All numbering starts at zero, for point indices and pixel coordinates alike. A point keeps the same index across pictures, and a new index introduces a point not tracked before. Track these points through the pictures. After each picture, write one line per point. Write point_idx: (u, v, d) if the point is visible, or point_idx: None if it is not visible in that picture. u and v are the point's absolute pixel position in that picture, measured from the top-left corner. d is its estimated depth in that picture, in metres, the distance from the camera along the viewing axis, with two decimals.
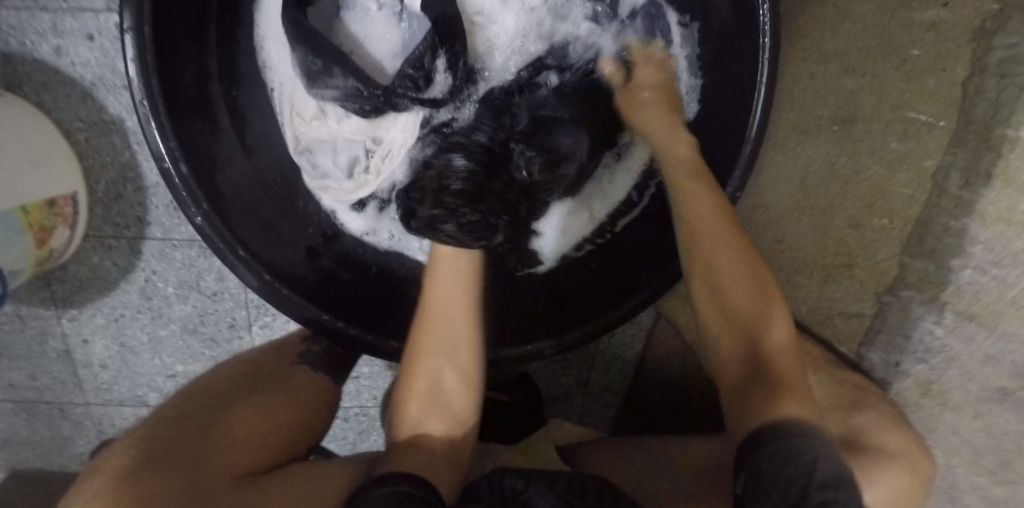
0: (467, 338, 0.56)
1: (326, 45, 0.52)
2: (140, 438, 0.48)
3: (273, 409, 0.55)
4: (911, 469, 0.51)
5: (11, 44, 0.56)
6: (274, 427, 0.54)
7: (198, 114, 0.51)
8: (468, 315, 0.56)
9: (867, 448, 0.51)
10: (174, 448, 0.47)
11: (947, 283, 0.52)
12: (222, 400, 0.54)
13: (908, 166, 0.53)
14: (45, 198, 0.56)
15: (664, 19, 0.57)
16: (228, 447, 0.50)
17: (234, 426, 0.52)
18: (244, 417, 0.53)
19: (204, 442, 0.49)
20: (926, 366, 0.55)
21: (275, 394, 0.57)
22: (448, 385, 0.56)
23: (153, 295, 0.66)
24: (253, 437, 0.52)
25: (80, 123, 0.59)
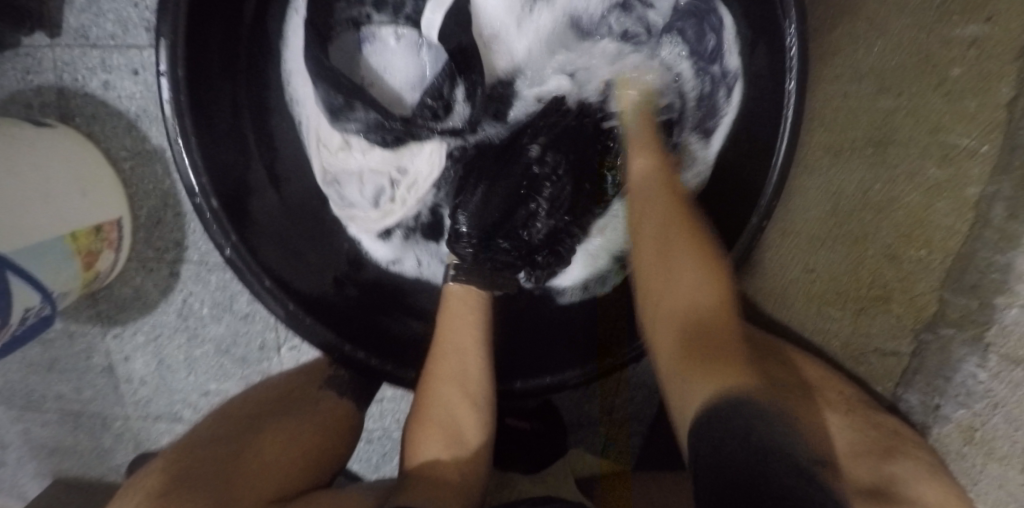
0: (477, 372, 0.55)
1: (345, 82, 0.55)
2: (175, 460, 0.50)
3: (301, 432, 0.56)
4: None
5: (65, 80, 0.62)
6: (300, 449, 0.55)
7: (229, 152, 0.54)
8: (479, 351, 0.56)
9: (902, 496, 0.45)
10: (208, 467, 0.49)
11: (991, 322, 0.48)
12: (252, 422, 0.55)
13: (949, 194, 0.51)
14: (93, 224, 0.60)
15: (714, 14, 0.54)
16: (258, 468, 0.51)
17: (266, 446, 0.53)
18: (275, 438, 0.54)
19: (234, 460, 0.50)
20: (970, 412, 0.50)
21: (306, 417, 0.57)
22: (457, 415, 0.55)
23: (189, 315, 0.70)
24: (283, 460, 0.53)
25: (125, 152, 0.64)
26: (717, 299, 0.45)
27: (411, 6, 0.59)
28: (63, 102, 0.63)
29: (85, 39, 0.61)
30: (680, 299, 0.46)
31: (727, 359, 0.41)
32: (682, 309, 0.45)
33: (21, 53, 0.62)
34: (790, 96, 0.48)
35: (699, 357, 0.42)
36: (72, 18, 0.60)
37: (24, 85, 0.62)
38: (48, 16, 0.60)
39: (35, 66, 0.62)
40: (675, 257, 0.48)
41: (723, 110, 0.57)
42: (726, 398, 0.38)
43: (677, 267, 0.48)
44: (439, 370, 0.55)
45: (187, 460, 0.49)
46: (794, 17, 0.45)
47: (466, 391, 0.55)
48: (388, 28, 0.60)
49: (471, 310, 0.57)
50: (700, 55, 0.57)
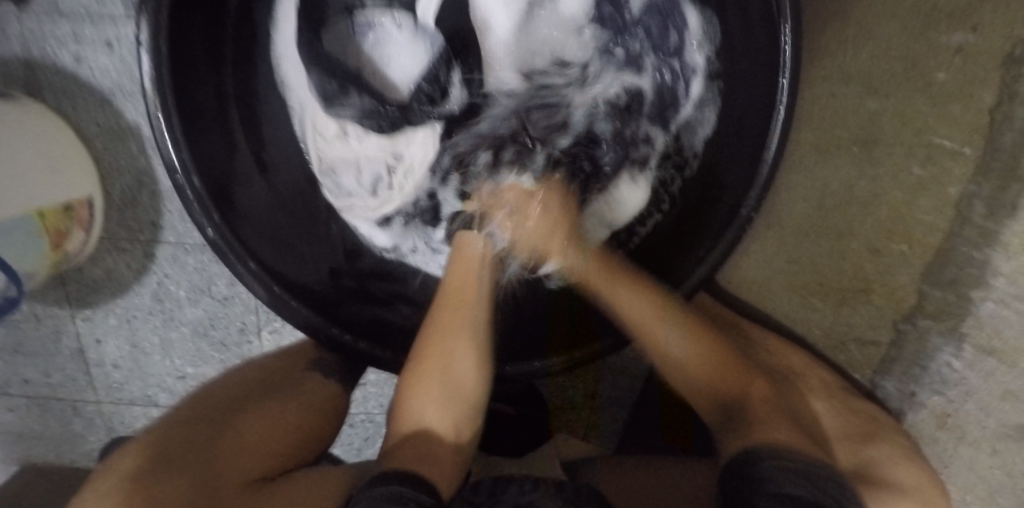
0: (477, 335, 0.58)
1: (340, 68, 0.55)
2: (151, 444, 0.48)
3: (281, 416, 0.54)
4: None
5: (33, 51, 0.58)
6: (282, 430, 0.53)
7: (216, 132, 0.51)
8: (478, 313, 0.58)
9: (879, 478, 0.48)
10: (187, 454, 0.47)
11: (967, 316, 0.51)
12: (232, 405, 0.54)
13: (931, 191, 0.52)
14: (62, 202, 0.57)
15: (680, 12, 0.54)
16: (237, 454, 0.49)
17: (245, 429, 0.51)
18: (256, 421, 0.52)
19: (213, 445, 0.48)
20: (943, 398, 0.54)
21: (286, 398, 0.56)
22: (455, 377, 0.57)
23: (166, 298, 0.67)
24: (264, 443, 0.51)
25: (97, 128, 0.60)
26: (703, 353, 0.55)
27: None
28: (28, 73, 0.58)
29: (55, 9, 0.56)
30: (681, 369, 0.56)
31: (755, 419, 0.50)
32: (701, 386, 0.56)
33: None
34: (781, 94, 0.46)
35: (721, 412, 0.53)
36: None
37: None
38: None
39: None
40: (658, 331, 0.55)
41: (683, 104, 0.57)
42: (749, 453, 0.45)
43: (657, 329, 0.55)
44: (440, 331, 0.57)
45: (164, 445, 0.47)
46: (789, 20, 0.44)
47: (466, 352, 0.57)
48: (385, 14, 0.58)
49: (479, 269, 0.59)
50: (668, 51, 0.56)
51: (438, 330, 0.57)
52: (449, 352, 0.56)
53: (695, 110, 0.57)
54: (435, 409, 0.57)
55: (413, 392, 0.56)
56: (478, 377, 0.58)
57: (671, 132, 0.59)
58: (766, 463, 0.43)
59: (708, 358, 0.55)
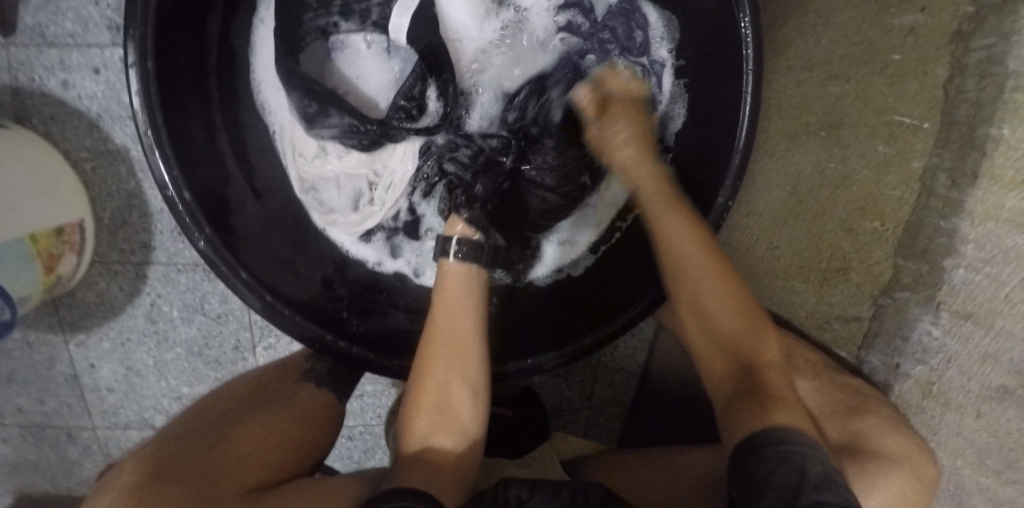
0: (474, 356, 0.56)
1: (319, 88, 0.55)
2: (145, 461, 0.48)
3: (276, 427, 0.54)
4: (917, 472, 0.49)
5: (21, 80, 0.60)
6: (279, 441, 0.53)
7: (205, 154, 0.53)
8: (475, 332, 0.56)
9: (867, 453, 0.49)
10: (184, 466, 0.47)
11: (940, 283, 0.52)
12: (226, 418, 0.54)
13: (896, 167, 0.54)
14: (53, 226, 0.58)
15: (641, 13, 0.58)
16: (233, 466, 0.49)
17: (240, 441, 0.51)
18: (252, 432, 0.53)
19: (210, 459, 0.48)
20: (926, 367, 0.54)
21: (282, 410, 0.56)
22: (452, 401, 0.56)
23: (159, 318, 0.67)
24: (261, 452, 0.52)
25: (86, 153, 0.62)
26: (737, 313, 0.48)
27: (378, 13, 0.59)
28: (18, 101, 0.60)
29: (43, 38, 0.58)
30: (703, 323, 0.49)
31: (765, 402, 0.43)
32: (717, 348, 0.47)
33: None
34: (748, 85, 0.50)
35: (742, 380, 0.45)
36: (27, 16, 0.58)
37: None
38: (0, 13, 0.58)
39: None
40: (703, 288, 0.48)
41: (659, 98, 0.59)
42: (756, 436, 0.39)
43: (705, 293, 0.48)
44: (435, 359, 0.55)
45: (160, 459, 0.47)
46: (747, 8, 0.47)
47: (462, 373, 0.56)
48: (358, 35, 0.60)
49: (472, 289, 0.56)
50: (636, 49, 0.59)
51: (434, 358, 0.55)
52: (446, 378, 0.55)
53: (670, 103, 0.59)
54: (441, 434, 0.56)
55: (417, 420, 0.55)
56: (478, 398, 0.56)
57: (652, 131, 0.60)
58: (775, 448, 0.38)
59: (746, 321, 0.48)
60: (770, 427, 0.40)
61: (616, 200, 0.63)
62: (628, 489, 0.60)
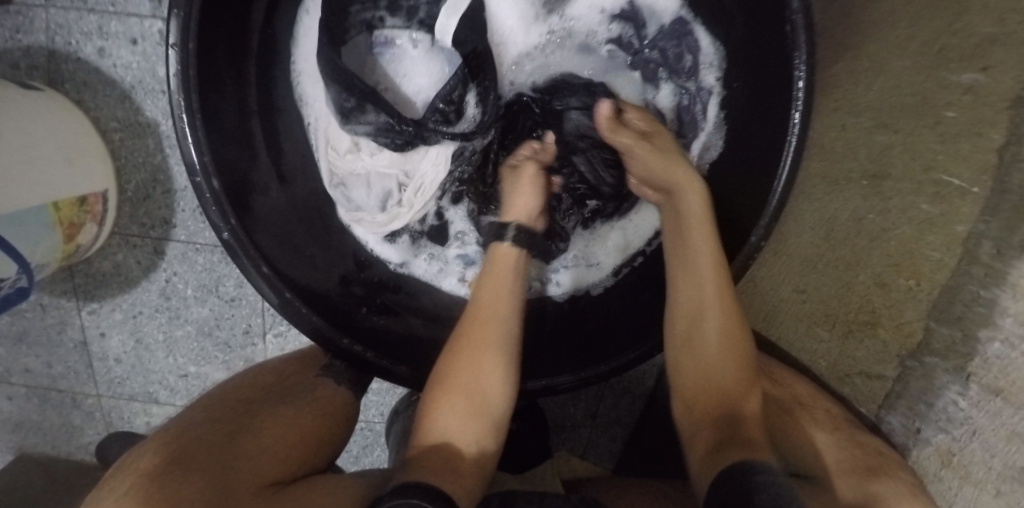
0: (509, 343, 0.54)
1: (360, 84, 0.54)
2: (167, 447, 0.46)
3: (297, 422, 0.52)
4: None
5: (57, 42, 0.59)
6: (296, 435, 0.51)
7: (238, 140, 0.52)
8: (510, 317, 0.55)
9: None
10: (201, 454, 0.45)
11: (974, 354, 0.49)
12: (247, 410, 0.52)
13: (939, 230, 0.52)
14: (77, 195, 0.57)
15: (693, 35, 0.57)
16: (255, 456, 0.47)
17: (261, 434, 0.49)
18: (272, 425, 0.50)
19: (232, 452, 0.46)
20: (948, 437, 0.50)
21: (302, 404, 0.54)
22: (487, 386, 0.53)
23: (173, 296, 0.67)
24: (277, 445, 0.49)
25: (116, 124, 0.61)
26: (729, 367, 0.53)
27: (425, 12, 0.58)
28: (52, 66, 0.59)
29: (83, 2, 0.58)
30: (703, 373, 0.53)
31: (741, 442, 0.47)
32: (698, 390, 0.53)
33: (10, 10, 0.58)
34: (794, 128, 0.48)
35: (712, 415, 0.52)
36: None
37: (8, 43, 0.59)
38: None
39: (24, 26, 0.58)
40: (705, 336, 0.52)
41: (702, 125, 0.60)
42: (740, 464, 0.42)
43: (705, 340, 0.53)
44: (476, 334, 0.54)
45: (177, 445, 0.45)
46: (802, 50, 0.46)
47: (499, 355, 0.53)
48: (404, 33, 0.58)
49: (515, 272, 0.56)
50: (684, 74, 0.59)
51: (474, 333, 0.54)
52: (480, 357, 0.53)
53: (712, 130, 0.59)
54: (467, 422, 0.52)
55: (441, 402, 0.52)
56: (507, 385, 0.54)
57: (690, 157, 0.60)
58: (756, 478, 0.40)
59: (729, 367, 0.53)
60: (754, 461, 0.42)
61: (642, 223, 0.63)
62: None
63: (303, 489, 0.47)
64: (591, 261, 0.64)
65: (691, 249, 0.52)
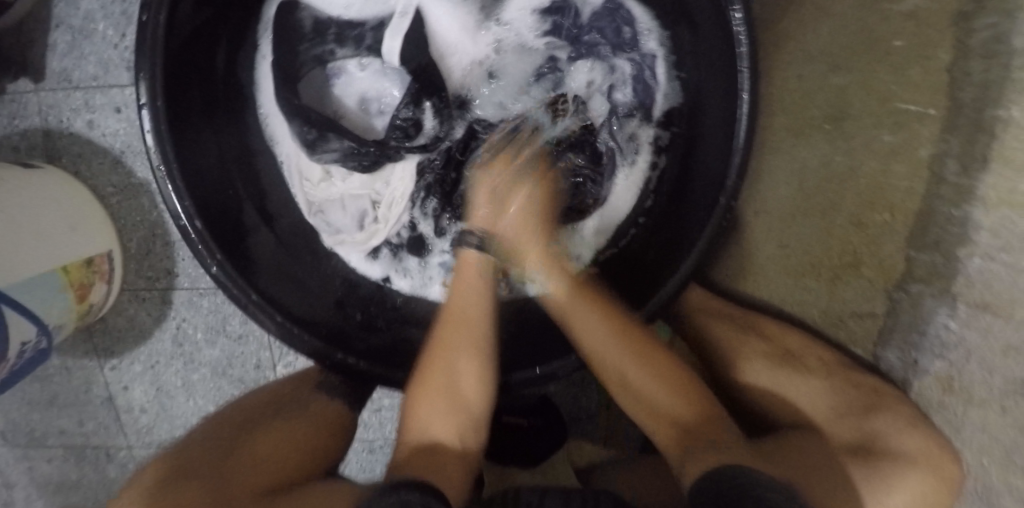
0: (488, 342, 0.56)
1: (316, 116, 0.59)
2: (169, 463, 0.47)
3: (294, 432, 0.51)
4: (935, 472, 0.45)
5: (51, 121, 0.64)
6: (296, 446, 0.51)
7: (220, 191, 0.57)
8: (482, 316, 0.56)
9: (882, 453, 0.46)
10: (201, 468, 0.45)
11: (955, 276, 0.48)
12: (245, 424, 0.51)
13: (903, 156, 0.52)
14: (85, 257, 0.60)
15: (625, 8, 0.62)
16: (252, 469, 0.47)
17: (258, 446, 0.49)
18: (267, 439, 0.50)
19: (228, 464, 0.46)
20: (946, 363, 0.49)
21: (295, 418, 0.53)
22: (465, 388, 0.54)
23: (184, 341, 0.70)
24: (273, 464, 0.48)
25: (112, 188, 0.65)
26: (680, 396, 0.53)
27: (371, 38, 0.62)
28: (49, 142, 0.64)
29: (69, 82, 0.63)
30: (632, 389, 0.54)
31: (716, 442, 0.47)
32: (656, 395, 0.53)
33: (6, 99, 0.64)
34: (744, 86, 0.50)
35: (685, 436, 0.50)
36: (55, 63, 0.63)
37: (11, 131, 0.64)
38: (36, 66, 0.63)
39: (21, 111, 0.64)
40: (613, 360, 0.54)
41: (656, 88, 0.63)
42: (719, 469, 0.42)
43: (611, 361, 0.54)
44: (451, 339, 0.55)
45: (178, 468, 0.45)
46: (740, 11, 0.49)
47: (478, 358, 0.55)
48: (352, 60, 0.62)
49: (483, 280, 0.57)
50: (626, 46, 0.63)
51: (450, 338, 0.55)
52: (457, 363, 0.54)
53: (667, 94, 0.63)
54: (448, 422, 0.54)
55: (420, 406, 0.54)
56: (485, 384, 0.55)
57: (652, 126, 0.64)
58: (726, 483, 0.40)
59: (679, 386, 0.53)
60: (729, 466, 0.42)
61: (625, 189, 0.64)
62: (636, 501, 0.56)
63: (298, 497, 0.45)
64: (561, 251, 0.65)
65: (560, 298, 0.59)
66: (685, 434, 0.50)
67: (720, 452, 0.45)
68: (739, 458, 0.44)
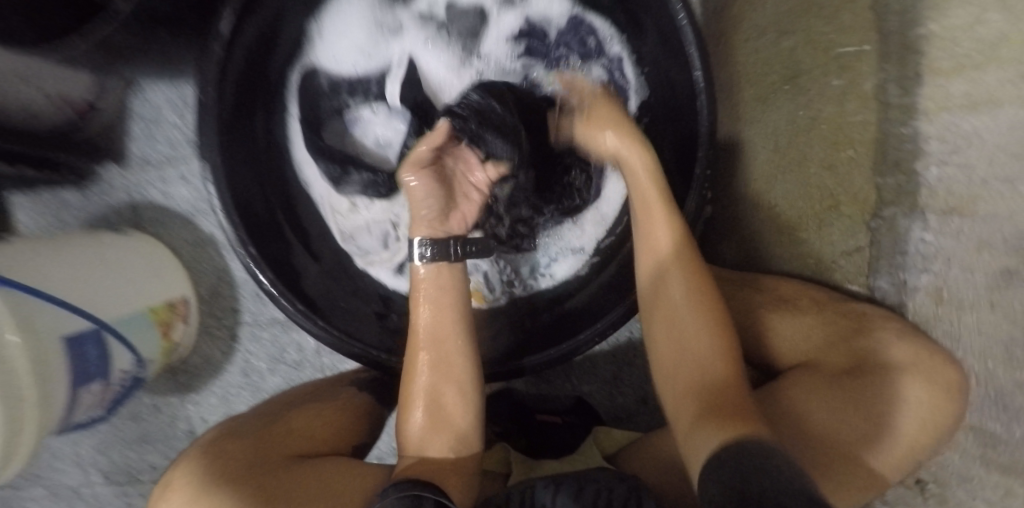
0: (463, 357, 0.57)
1: (338, 155, 0.71)
2: (226, 426, 0.55)
3: (327, 413, 0.58)
4: (926, 376, 0.47)
5: (135, 196, 0.76)
6: (328, 424, 0.57)
7: (274, 236, 0.67)
8: (459, 332, 0.57)
9: (876, 364, 0.50)
10: (245, 432, 0.53)
11: (919, 189, 0.49)
12: (288, 404, 0.59)
13: (852, 95, 0.55)
14: (166, 300, 0.71)
15: (586, 22, 0.69)
16: (286, 437, 0.53)
17: (294, 419, 0.56)
18: (304, 415, 0.57)
19: (266, 432, 0.53)
20: (931, 275, 0.49)
21: (329, 403, 0.60)
22: (446, 401, 0.56)
23: (251, 372, 0.80)
24: (305, 438, 0.55)
25: (186, 243, 0.77)
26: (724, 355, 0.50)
27: (376, 87, 0.71)
28: (135, 214, 0.76)
29: (146, 163, 0.75)
30: (679, 346, 0.52)
31: (741, 412, 0.44)
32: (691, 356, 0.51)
33: (97, 184, 0.75)
34: (696, 65, 0.59)
35: (706, 402, 0.47)
36: (134, 148, 0.75)
37: (103, 209, 0.75)
38: (118, 152, 0.75)
39: (110, 191, 0.75)
40: (680, 308, 0.52)
41: (628, 85, 0.70)
42: (741, 444, 0.40)
43: (682, 317, 0.52)
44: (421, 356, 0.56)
45: (228, 429, 0.54)
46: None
47: (452, 374, 0.56)
48: (365, 108, 0.72)
49: (444, 288, 0.57)
50: (592, 53, 0.70)
51: (417, 356, 0.56)
52: (434, 379, 0.56)
53: (636, 89, 0.69)
54: (437, 436, 0.56)
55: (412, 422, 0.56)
56: (467, 398, 0.57)
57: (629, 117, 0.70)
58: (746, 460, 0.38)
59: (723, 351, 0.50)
60: (749, 442, 0.40)
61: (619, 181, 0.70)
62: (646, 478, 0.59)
63: (320, 462, 0.51)
64: (564, 244, 0.72)
65: (651, 237, 0.56)
66: (708, 399, 0.47)
67: (743, 427, 0.42)
68: (761, 432, 0.41)
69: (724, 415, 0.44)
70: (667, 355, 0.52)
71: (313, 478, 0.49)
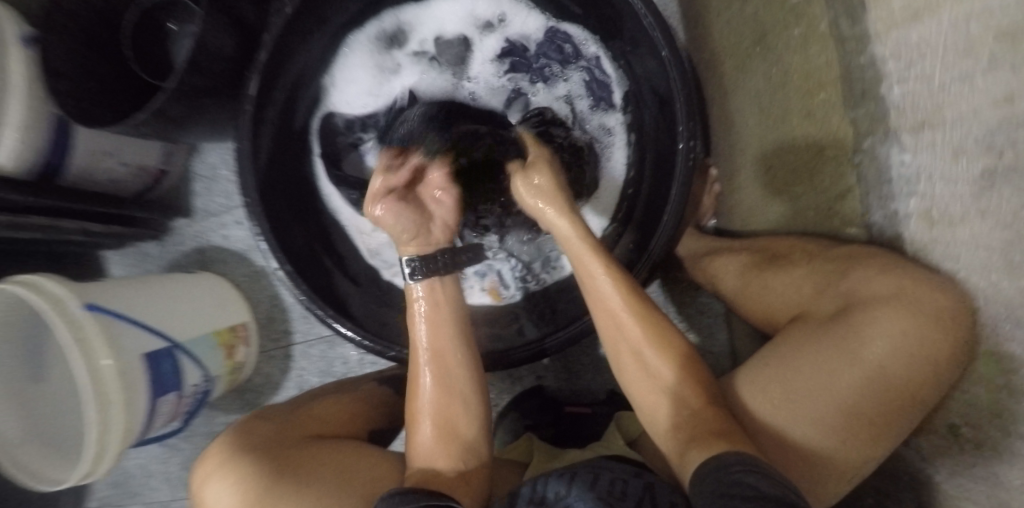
0: (461, 366, 0.59)
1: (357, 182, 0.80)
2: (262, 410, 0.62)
3: (349, 404, 0.64)
4: (910, 306, 0.45)
5: (201, 241, 0.89)
6: (351, 413, 0.63)
7: (310, 260, 0.76)
8: (457, 345, 0.60)
9: (858, 306, 0.48)
10: (276, 416, 0.60)
11: (887, 113, 0.46)
12: (316, 396, 0.65)
13: (811, 40, 0.51)
14: (228, 325, 0.81)
15: (562, 30, 0.75)
16: (311, 423, 0.60)
17: (321, 407, 0.63)
18: (329, 405, 0.63)
19: (293, 416, 0.60)
20: (921, 197, 0.46)
21: (354, 395, 0.66)
22: (451, 411, 0.58)
23: (305, 386, 0.88)
24: (327, 424, 0.61)
25: (244, 276, 0.89)
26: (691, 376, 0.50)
27: (384, 119, 0.79)
28: (202, 257, 0.89)
29: (207, 212, 0.89)
30: (650, 377, 0.51)
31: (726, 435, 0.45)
32: (667, 380, 0.50)
33: (171, 235, 0.90)
34: (663, 47, 0.61)
35: (694, 427, 0.47)
36: (197, 201, 0.89)
37: (177, 255, 0.90)
38: (185, 206, 0.89)
39: (181, 240, 0.90)
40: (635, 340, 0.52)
41: (608, 81, 0.74)
42: (726, 464, 0.40)
43: (643, 350, 0.51)
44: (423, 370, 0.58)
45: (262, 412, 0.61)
46: None
47: (452, 382, 0.58)
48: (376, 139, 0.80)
49: (437, 302, 0.61)
50: (570, 58, 0.75)
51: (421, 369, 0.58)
52: (437, 390, 0.58)
53: (617, 82, 0.74)
54: (445, 450, 0.56)
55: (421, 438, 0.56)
56: (469, 405, 0.58)
57: (614, 111, 0.74)
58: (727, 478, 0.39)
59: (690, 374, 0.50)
60: (729, 459, 0.41)
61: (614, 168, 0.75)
62: (659, 474, 0.56)
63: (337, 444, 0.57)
64: None
65: (594, 287, 0.55)
66: (693, 423, 0.47)
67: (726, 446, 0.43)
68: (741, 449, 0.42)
69: (710, 441, 0.44)
70: (640, 385, 0.52)
71: (332, 457, 0.54)
